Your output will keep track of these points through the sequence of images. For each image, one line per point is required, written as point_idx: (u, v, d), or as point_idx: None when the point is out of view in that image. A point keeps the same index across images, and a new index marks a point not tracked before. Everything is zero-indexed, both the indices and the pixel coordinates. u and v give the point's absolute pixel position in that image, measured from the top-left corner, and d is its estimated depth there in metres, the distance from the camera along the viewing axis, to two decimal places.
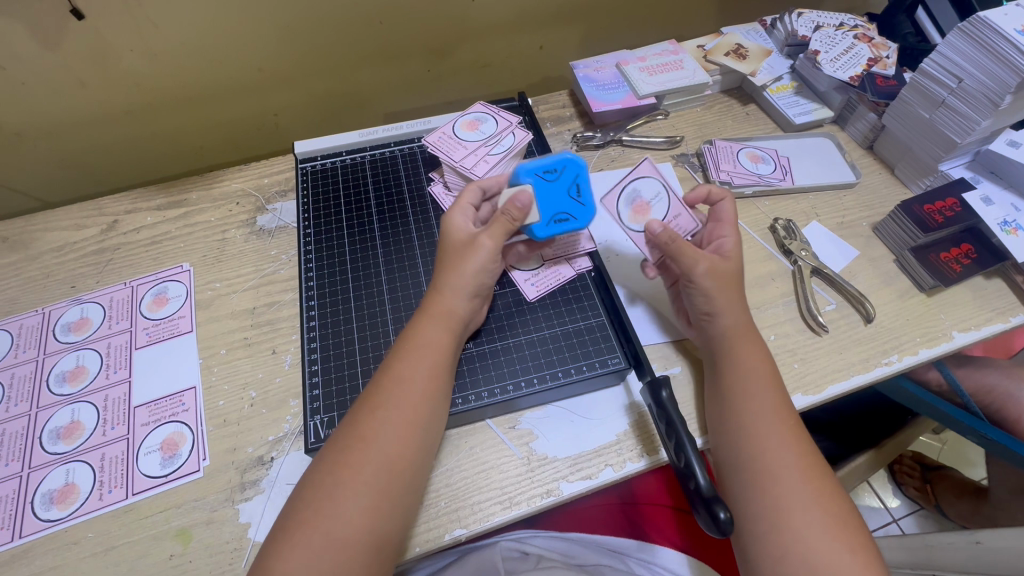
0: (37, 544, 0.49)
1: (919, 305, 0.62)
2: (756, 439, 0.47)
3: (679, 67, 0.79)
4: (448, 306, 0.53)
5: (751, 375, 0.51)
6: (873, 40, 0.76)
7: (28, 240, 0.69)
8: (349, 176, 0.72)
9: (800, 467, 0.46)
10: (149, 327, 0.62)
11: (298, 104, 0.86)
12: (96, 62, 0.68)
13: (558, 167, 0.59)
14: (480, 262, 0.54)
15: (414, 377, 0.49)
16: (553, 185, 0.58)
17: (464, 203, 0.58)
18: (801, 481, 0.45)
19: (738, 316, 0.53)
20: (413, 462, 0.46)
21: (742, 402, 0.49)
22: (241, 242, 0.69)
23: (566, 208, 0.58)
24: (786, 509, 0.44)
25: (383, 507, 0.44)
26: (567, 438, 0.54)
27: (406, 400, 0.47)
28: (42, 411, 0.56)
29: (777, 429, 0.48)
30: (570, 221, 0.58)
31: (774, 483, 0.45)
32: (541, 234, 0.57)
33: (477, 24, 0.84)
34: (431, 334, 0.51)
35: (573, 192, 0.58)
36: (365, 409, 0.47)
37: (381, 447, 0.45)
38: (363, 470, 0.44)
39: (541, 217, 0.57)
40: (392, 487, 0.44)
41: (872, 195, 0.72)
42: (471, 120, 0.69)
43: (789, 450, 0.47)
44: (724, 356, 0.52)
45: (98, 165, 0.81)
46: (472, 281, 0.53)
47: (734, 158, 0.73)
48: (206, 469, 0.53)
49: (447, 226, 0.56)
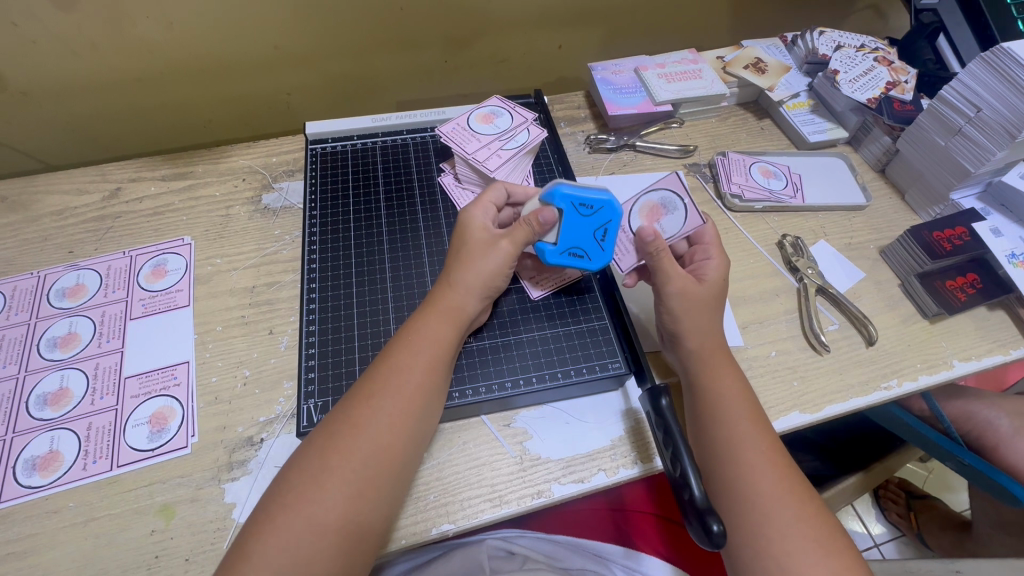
0: (15, 509, 0.48)
1: (922, 332, 0.62)
2: (748, 464, 0.46)
3: (697, 76, 0.79)
4: (457, 300, 0.52)
5: (736, 395, 0.50)
6: (893, 64, 0.76)
7: (28, 202, 0.68)
8: (359, 160, 0.71)
9: (788, 489, 0.45)
10: (146, 298, 0.61)
11: (311, 85, 0.85)
12: (111, 27, 0.68)
13: (596, 205, 0.56)
14: (489, 249, 0.53)
15: (408, 369, 0.48)
16: (584, 220, 0.56)
17: (486, 202, 0.57)
18: (789, 505, 0.45)
19: (711, 338, 0.53)
20: (405, 453, 0.46)
21: (728, 425, 0.48)
22: (245, 219, 0.68)
23: (584, 245, 0.57)
24: (779, 536, 0.43)
25: (374, 496, 0.43)
26: (562, 440, 0.53)
27: (404, 394, 0.46)
28: (30, 375, 0.55)
29: (767, 451, 0.47)
30: (582, 259, 0.57)
31: (764, 505, 0.44)
32: (551, 259, 0.57)
33: (498, 18, 0.84)
34: (431, 326, 0.50)
35: (598, 235, 0.57)
36: (358, 400, 0.46)
37: (374, 434, 0.44)
38: (354, 457, 0.43)
39: (557, 244, 0.56)
40: (382, 475, 0.44)
41: (882, 219, 0.72)
42: (487, 113, 0.68)
43: (777, 474, 0.46)
44: (702, 378, 0.51)
45: (102, 131, 0.80)
46: (480, 268, 0.52)
47: (747, 171, 0.73)
48: (194, 446, 0.52)
49: (466, 221, 0.56)
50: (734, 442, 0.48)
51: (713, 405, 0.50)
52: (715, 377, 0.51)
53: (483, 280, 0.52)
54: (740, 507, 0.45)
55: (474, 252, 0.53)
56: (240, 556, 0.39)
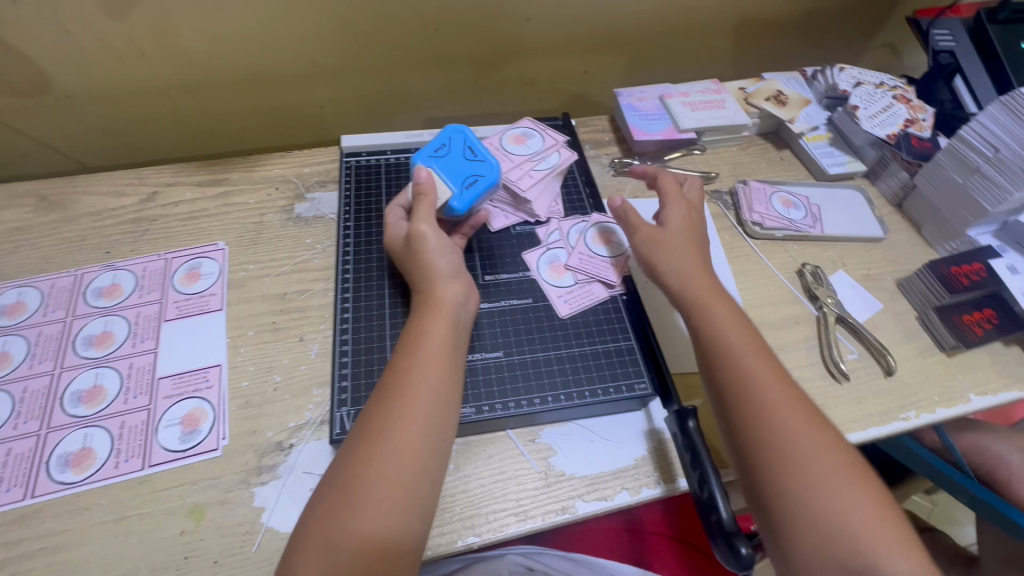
0: (47, 505, 0.49)
1: (939, 364, 0.63)
2: (767, 401, 0.48)
3: (721, 106, 0.82)
4: (445, 295, 0.51)
5: (732, 330, 0.52)
6: (911, 101, 0.79)
7: (67, 202, 0.70)
8: (392, 174, 0.72)
9: (803, 417, 0.47)
10: (180, 301, 0.62)
11: (344, 99, 0.87)
12: (158, 37, 0.70)
13: (442, 140, 0.62)
14: (416, 242, 0.54)
15: (419, 370, 0.46)
16: (445, 158, 0.60)
17: (393, 219, 0.59)
18: (812, 434, 0.46)
19: (698, 274, 0.56)
20: (431, 451, 0.44)
21: (738, 363, 0.50)
22: (278, 227, 0.70)
23: (470, 172, 0.59)
24: (816, 471, 0.44)
25: (405, 501, 0.42)
26: (587, 458, 0.54)
27: (422, 395, 0.45)
28: (65, 372, 0.56)
29: (777, 380, 0.49)
30: (489, 182, 0.58)
31: (790, 440, 0.46)
32: (466, 203, 0.58)
33: (528, 42, 0.87)
34: (427, 326, 0.49)
35: (468, 155, 0.60)
36: (377, 406, 0.45)
37: (394, 442, 0.43)
38: (375, 463, 0.42)
39: (454, 190, 0.58)
40: (410, 477, 0.43)
41: (900, 252, 0.73)
42: (518, 134, 0.70)
43: (792, 403, 0.48)
44: (702, 318, 0.53)
45: (139, 135, 0.82)
46: (429, 262, 0.53)
47: (767, 200, 0.75)
48: (224, 449, 0.53)
49: (389, 243, 0.57)
50: (760, 419, 0.47)
51: (715, 344, 0.51)
52: (710, 314, 0.53)
53: (436, 270, 0.53)
54: (774, 449, 0.46)
55: (411, 258, 0.54)
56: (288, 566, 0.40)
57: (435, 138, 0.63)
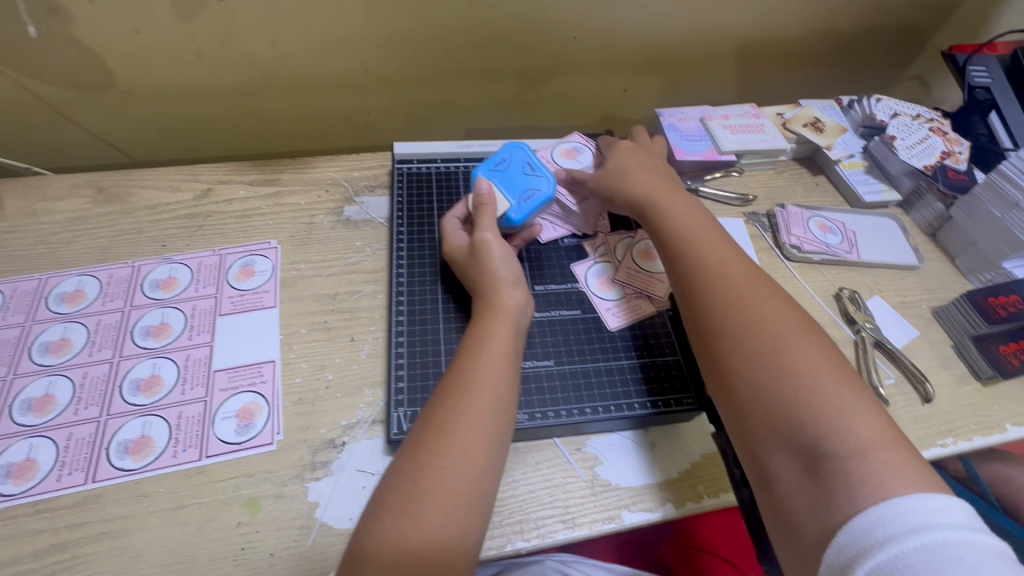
0: (107, 490, 0.50)
1: (975, 394, 0.64)
2: (755, 321, 0.50)
3: (760, 130, 0.83)
4: (507, 301, 0.54)
5: (724, 260, 0.55)
6: (947, 134, 0.80)
7: (123, 195, 0.72)
8: (442, 182, 0.74)
9: (795, 330, 0.49)
10: (234, 296, 0.64)
11: (390, 107, 0.89)
12: (223, 41, 0.72)
13: (504, 156, 0.66)
14: (482, 252, 0.57)
15: (484, 369, 0.49)
16: (507, 172, 0.65)
17: (451, 229, 0.62)
18: (805, 346, 0.47)
19: (687, 214, 0.61)
20: (495, 447, 0.46)
21: (727, 290, 0.53)
22: (328, 229, 0.72)
23: (529, 186, 0.63)
24: (811, 380, 0.45)
25: (469, 494, 0.43)
26: (633, 470, 0.55)
27: (487, 394, 0.47)
28: (124, 361, 0.58)
29: (768, 301, 0.51)
30: (546, 197, 0.62)
31: (782, 354, 0.47)
32: (525, 214, 0.62)
33: (573, 59, 0.89)
34: (491, 329, 0.52)
35: (528, 169, 0.64)
36: (444, 400, 0.47)
37: (460, 436, 0.45)
38: (443, 455, 0.44)
39: (514, 201, 0.62)
40: (475, 471, 0.44)
41: (934, 281, 0.75)
42: (569, 149, 0.74)
43: (782, 320, 0.50)
44: (692, 251, 0.57)
45: (190, 133, 0.84)
46: (494, 269, 0.56)
47: (804, 225, 0.77)
48: (279, 444, 0.54)
49: (450, 251, 0.60)
50: (763, 354, 0.48)
51: (705, 274, 0.55)
52: (700, 248, 0.57)
53: (500, 276, 0.56)
54: (767, 367, 0.47)
55: (475, 265, 0.57)
56: (358, 555, 0.41)
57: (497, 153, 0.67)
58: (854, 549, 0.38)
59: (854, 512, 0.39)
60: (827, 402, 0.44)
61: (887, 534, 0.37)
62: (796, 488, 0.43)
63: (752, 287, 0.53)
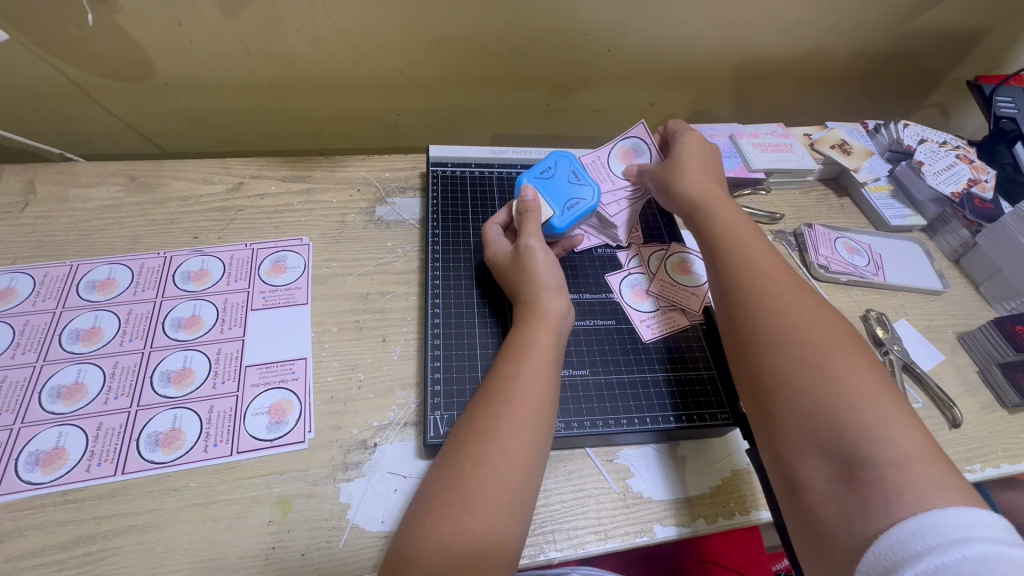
0: (137, 483, 0.49)
1: (1001, 421, 0.64)
2: (794, 323, 0.49)
3: (789, 149, 0.84)
4: (549, 309, 0.54)
5: (765, 265, 0.55)
6: (974, 162, 0.81)
7: (155, 184, 0.72)
8: (476, 187, 0.74)
9: (836, 335, 0.47)
10: (266, 291, 0.63)
11: (421, 110, 0.90)
12: (264, 38, 0.73)
13: (548, 164, 0.67)
14: (525, 257, 0.58)
15: (527, 376, 0.49)
16: (551, 180, 0.65)
17: (492, 236, 0.63)
18: (845, 352, 0.45)
19: (737, 221, 0.60)
20: (537, 456, 0.46)
21: (767, 293, 0.52)
22: (360, 228, 0.72)
23: (572, 194, 0.64)
24: (848, 379, 0.43)
25: (511, 503, 0.42)
26: (667, 483, 0.55)
27: (530, 401, 0.47)
28: (155, 352, 0.57)
29: (809, 307, 0.50)
30: (589, 205, 0.63)
31: (822, 355, 0.45)
32: (568, 222, 0.62)
33: (605, 72, 0.90)
34: (534, 336, 0.52)
35: (572, 178, 0.65)
36: (486, 406, 0.47)
37: (502, 444, 0.44)
38: (485, 462, 0.43)
39: (558, 209, 0.63)
40: (516, 480, 0.43)
41: (959, 307, 0.75)
42: (628, 150, 0.72)
43: (823, 324, 0.48)
44: (733, 255, 0.57)
45: (221, 126, 0.84)
46: (537, 275, 0.56)
47: (832, 245, 0.77)
48: (310, 442, 0.53)
49: (492, 257, 0.61)
50: (800, 354, 0.46)
51: (745, 277, 0.54)
52: (740, 252, 0.56)
53: (540, 281, 0.56)
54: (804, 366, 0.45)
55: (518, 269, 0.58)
56: (399, 560, 0.40)
57: (541, 161, 0.68)
58: (891, 560, 0.35)
59: (891, 523, 0.36)
60: (867, 410, 0.41)
61: (926, 545, 0.34)
62: (827, 495, 0.41)
63: (793, 292, 0.51)
